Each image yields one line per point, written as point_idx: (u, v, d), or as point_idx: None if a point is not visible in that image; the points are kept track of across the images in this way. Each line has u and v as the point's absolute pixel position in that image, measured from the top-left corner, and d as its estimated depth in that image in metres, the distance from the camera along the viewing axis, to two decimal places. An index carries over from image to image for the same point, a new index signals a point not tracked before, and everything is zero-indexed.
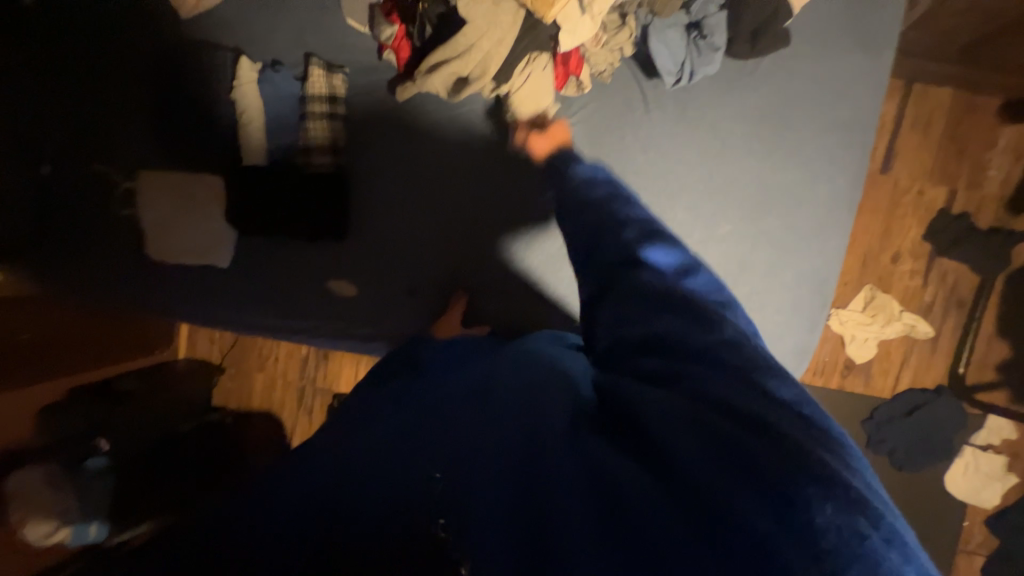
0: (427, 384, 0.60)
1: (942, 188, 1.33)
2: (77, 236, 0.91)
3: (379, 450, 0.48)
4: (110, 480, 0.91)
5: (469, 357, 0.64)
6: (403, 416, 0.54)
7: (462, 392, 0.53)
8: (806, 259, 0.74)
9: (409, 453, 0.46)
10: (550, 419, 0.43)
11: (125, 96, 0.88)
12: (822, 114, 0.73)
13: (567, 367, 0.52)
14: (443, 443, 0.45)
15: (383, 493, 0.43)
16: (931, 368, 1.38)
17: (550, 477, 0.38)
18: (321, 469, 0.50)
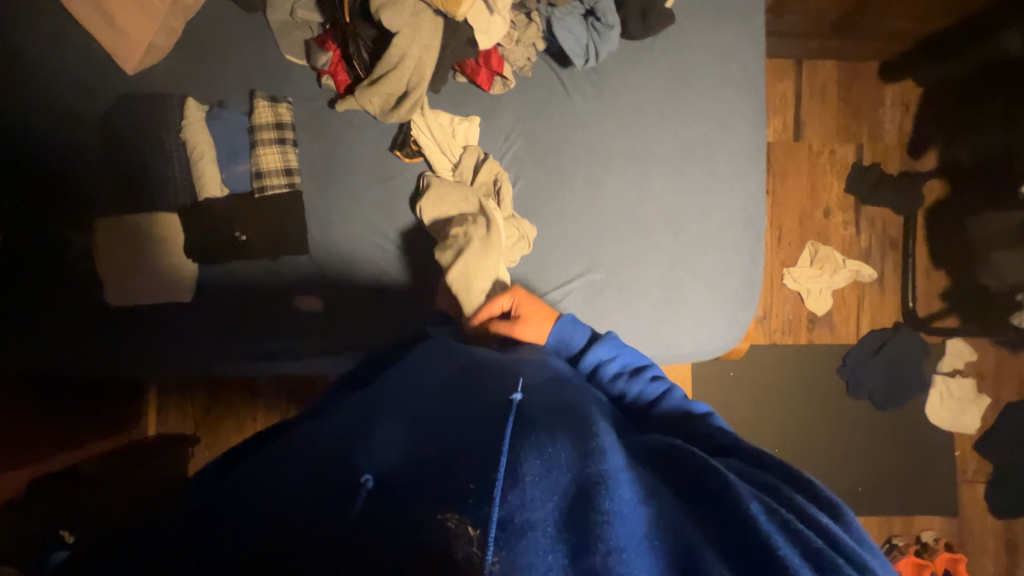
0: (422, 391, 0.57)
1: (849, 145, 1.48)
2: (30, 297, 0.90)
3: (381, 453, 0.44)
4: None
5: (464, 368, 0.62)
6: (397, 423, 0.50)
7: (474, 407, 0.51)
8: (734, 199, 0.83)
9: (421, 463, 0.42)
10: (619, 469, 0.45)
11: (73, 154, 0.90)
12: (716, 74, 0.83)
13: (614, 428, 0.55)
14: (467, 449, 0.43)
15: (398, 502, 0.37)
16: (883, 307, 1.47)
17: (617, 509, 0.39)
18: (298, 463, 0.45)
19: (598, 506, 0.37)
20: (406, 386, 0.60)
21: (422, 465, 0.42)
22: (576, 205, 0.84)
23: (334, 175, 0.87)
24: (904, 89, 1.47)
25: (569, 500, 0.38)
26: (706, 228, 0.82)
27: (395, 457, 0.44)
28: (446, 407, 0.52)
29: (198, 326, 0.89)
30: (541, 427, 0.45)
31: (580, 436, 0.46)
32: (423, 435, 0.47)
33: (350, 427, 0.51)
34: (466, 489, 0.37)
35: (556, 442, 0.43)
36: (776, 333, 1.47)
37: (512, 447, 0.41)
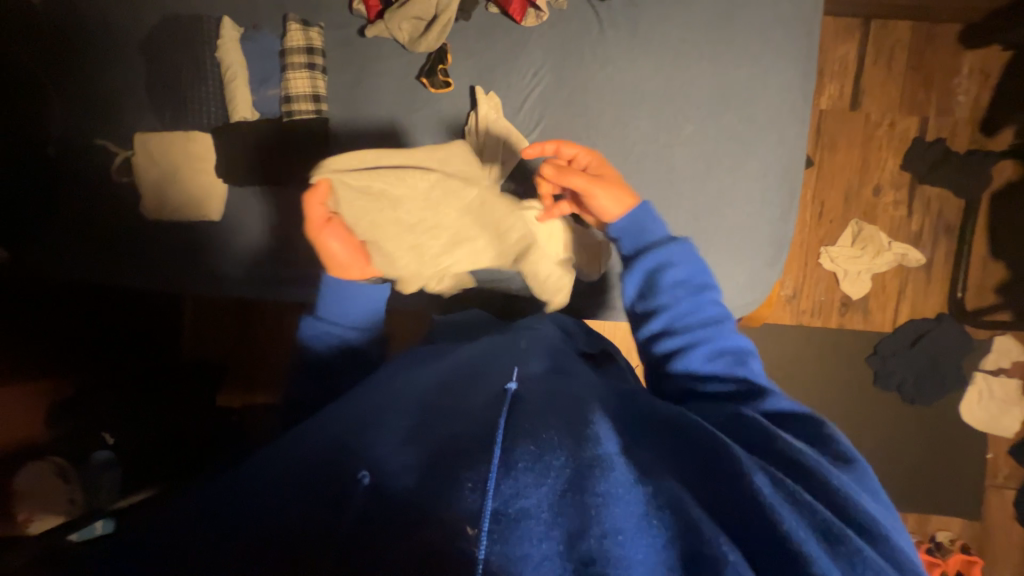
0: (421, 377, 0.59)
1: (913, 118, 1.36)
2: (79, 208, 0.97)
3: (382, 440, 0.45)
4: (117, 469, 0.88)
5: (468, 355, 0.63)
6: (397, 407, 0.51)
7: (471, 394, 0.51)
8: (772, 150, 0.78)
9: (421, 448, 0.44)
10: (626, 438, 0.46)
11: (122, 75, 0.95)
12: (767, 13, 0.77)
13: (621, 394, 0.55)
14: (464, 433, 0.44)
15: (403, 493, 0.39)
16: (928, 297, 1.38)
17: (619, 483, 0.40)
18: (301, 446, 0.47)
19: (594, 489, 0.39)
20: (408, 372, 0.62)
21: (420, 455, 0.43)
22: (601, 147, 0.80)
23: (361, 105, 0.87)
24: (985, 57, 1.33)
25: (565, 484, 0.39)
26: (737, 180, 0.78)
27: (388, 439, 0.45)
28: (445, 392, 0.53)
29: (230, 245, 0.94)
30: (538, 415, 0.46)
31: (574, 416, 0.46)
32: (421, 421, 0.48)
33: (355, 412, 0.52)
34: (466, 486, 0.38)
35: (552, 425, 0.44)
36: (805, 315, 1.40)
37: (507, 441, 0.42)
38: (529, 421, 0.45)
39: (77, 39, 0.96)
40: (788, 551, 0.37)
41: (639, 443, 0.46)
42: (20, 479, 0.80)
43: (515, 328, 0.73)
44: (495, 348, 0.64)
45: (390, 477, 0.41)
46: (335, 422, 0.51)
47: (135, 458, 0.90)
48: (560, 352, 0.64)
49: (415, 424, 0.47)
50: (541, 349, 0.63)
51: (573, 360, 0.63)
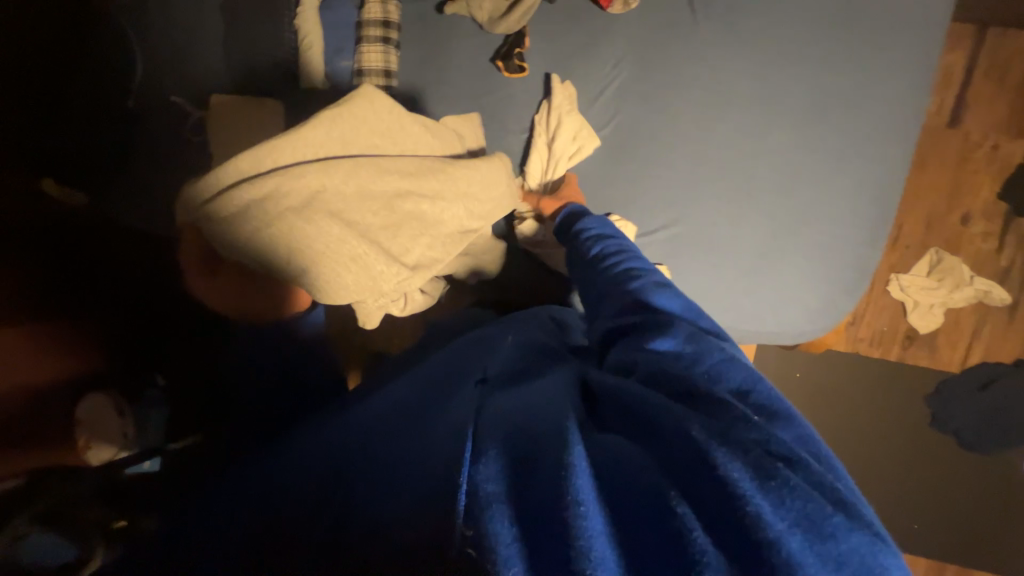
0: (400, 380, 0.57)
1: (1020, 142, 1.22)
2: (148, 163, 0.99)
3: (380, 446, 0.47)
4: (163, 410, 0.90)
5: (453, 347, 0.61)
6: (386, 410, 0.52)
7: (444, 391, 0.52)
8: (868, 168, 0.71)
9: (401, 455, 0.44)
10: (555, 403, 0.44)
11: (202, 34, 0.97)
12: (883, 16, 0.70)
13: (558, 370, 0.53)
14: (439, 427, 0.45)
15: (412, 488, 0.40)
16: (1006, 340, 1.27)
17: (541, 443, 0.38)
18: (316, 457, 0.49)
19: (542, 459, 0.37)
20: (394, 376, 0.60)
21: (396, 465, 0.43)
22: (679, 150, 0.75)
23: (432, 84, 0.85)
24: None
25: (506, 455, 0.38)
26: (824, 198, 0.72)
27: (384, 447, 0.46)
28: (420, 397, 0.52)
29: None
30: (495, 402, 0.45)
31: (529, 397, 0.45)
32: (385, 432, 0.48)
33: (340, 430, 0.51)
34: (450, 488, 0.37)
35: (507, 408, 0.44)
36: (862, 343, 1.32)
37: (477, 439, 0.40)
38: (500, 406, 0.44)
39: None
40: (729, 504, 0.33)
41: (598, 413, 0.44)
42: (82, 409, 0.84)
43: (513, 316, 0.70)
44: (479, 341, 0.61)
45: (364, 453, 0.46)
46: (321, 440, 0.51)
47: (180, 400, 0.92)
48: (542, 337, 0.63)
49: (395, 431, 0.48)
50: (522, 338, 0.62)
51: (544, 342, 0.61)
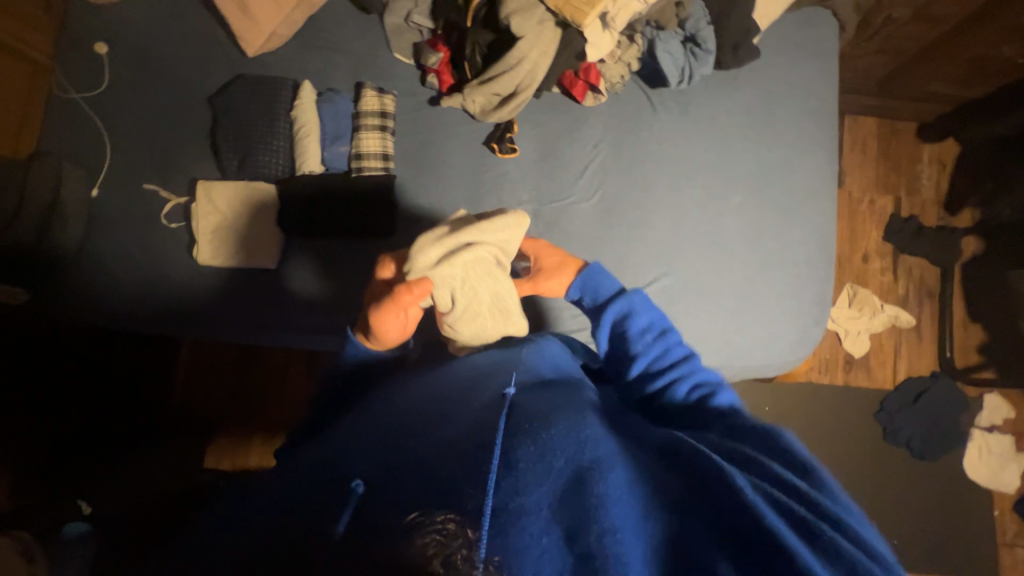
0: (419, 390, 0.57)
1: (888, 197, 1.55)
2: (117, 253, 0.95)
3: (395, 440, 0.45)
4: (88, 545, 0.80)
5: (469, 365, 0.62)
6: (400, 409, 0.51)
7: (468, 396, 0.52)
8: (811, 219, 0.87)
9: (432, 461, 0.41)
10: (605, 437, 0.46)
11: (186, 124, 0.98)
12: (794, 107, 0.90)
13: (586, 396, 0.55)
14: (470, 442, 0.42)
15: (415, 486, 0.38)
16: (921, 356, 1.49)
17: (588, 479, 0.40)
18: (309, 465, 0.46)
19: (589, 491, 0.39)
20: (413, 382, 0.59)
21: (424, 471, 0.40)
22: (659, 213, 0.87)
23: (429, 164, 0.92)
24: (941, 149, 1.56)
25: (556, 481, 0.40)
26: (783, 243, 0.86)
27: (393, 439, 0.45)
28: (450, 405, 0.51)
29: (280, 291, 0.93)
30: (541, 419, 0.46)
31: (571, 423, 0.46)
32: (414, 428, 0.47)
33: (352, 431, 0.50)
34: (471, 498, 0.36)
35: (551, 427, 0.45)
36: (813, 372, 1.48)
37: (508, 440, 0.42)
38: (537, 424, 0.45)
39: (145, 87, 0.98)
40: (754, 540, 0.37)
41: (640, 450, 0.47)
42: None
43: (516, 337, 0.72)
44: (496, 354, 0.63)
45: (362, 450, 0.45)
46: (338, 442, 0.49)
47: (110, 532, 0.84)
48: (558, 351, 0.65)
49: (428, 439, 0.45)
50: (537, 346, 0.65)
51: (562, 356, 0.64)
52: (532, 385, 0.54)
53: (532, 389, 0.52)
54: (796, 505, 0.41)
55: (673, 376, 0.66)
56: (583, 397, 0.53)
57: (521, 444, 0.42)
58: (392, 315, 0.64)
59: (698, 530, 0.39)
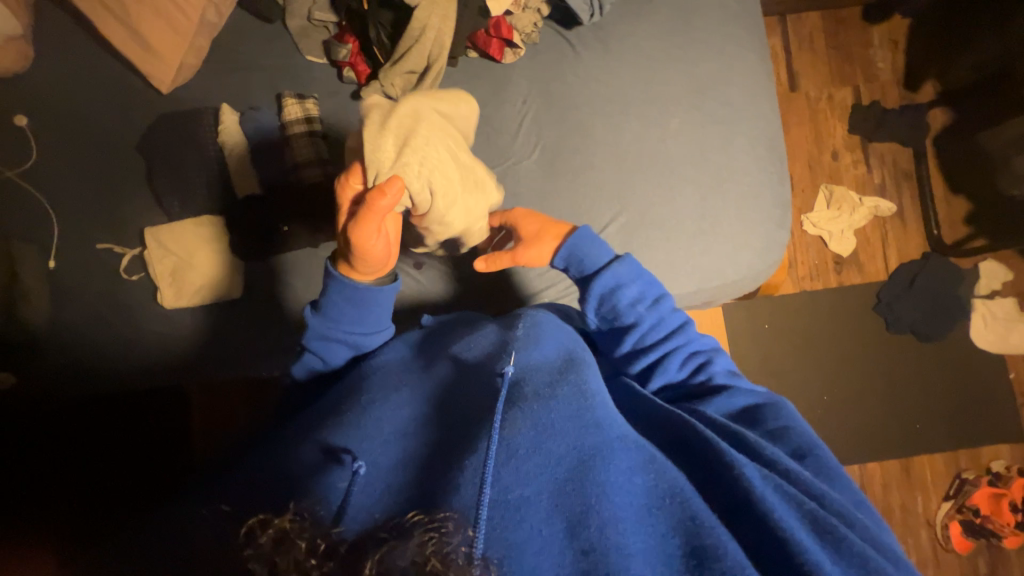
0: (427, 386, 0.64)
1: (846, 88, 1.51)
2: (89, 318, 0.95)
3: (412, 451, 0.53)
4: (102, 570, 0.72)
5: (473, 353, 0.68)
6: (420, 414, 0.58)
7: (481, 393, 0.57)
8: (752, 124, 0.85)
9: (444, 463, 0.49)
10: (613, 432, 0.53)
11: (122, 176, 0.97)
12: (713, 13, 0.87)
13: (587, 382, 0.60)
14: (478, 447, 0.49)
15: (424, 487, 0.46)
16: (910, 240, 1.47)
17: (603, 480, 0.47)
18: (319, 459, 0.52)
19: (595, 481, 0.47)
20: (417, 378, 0.66)
21: (438, 471, 0.48)
22: (600, 153, 0.86)
23: None
24: (890, 27, 1.51)
25: (569, 475, 0.47)
26: (729, 155, 0.84)
27: (414, 451, 0.52)
28: (472, 402, 0.57)
29: (255, 318, 0.94)
30: (557, 421, 0.52)
31: (581, 424, 0.52)
32: (442, 436, 0.53)
33: (368, 429, 0.56)
34: (469, 503, 0.43)
35: (566, 433, 0.51)
36: (806, 280, 1.47)
37: (511, 439, 0.49)
38: (537, 422, 0.51)
39: (72, 149, 0.97)
40: (755, 526, 0.48)
41: (641, 441, 0.54)
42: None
43: (513, 321, 0.77)
44: (496, 343, 0.69)
45: (378, 463, 0.51)
46: (358, 431, 0.56)
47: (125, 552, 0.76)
48: (555, 333, 0.73)
49: (445, 445, 0.52)
50: (537, 330, 0.72)
51: (554, 339, 0.72)
52: (533, 374, 0.60)
53: (536, 379, 0.58)
54: (765, 486, 0.51)
55: (666, 352, 0.73)
56: (579, 381, 0.60)
57: (522, 445, 0.49)
58: (373, 229, 0.65)
59: (692, 508, 0.47)
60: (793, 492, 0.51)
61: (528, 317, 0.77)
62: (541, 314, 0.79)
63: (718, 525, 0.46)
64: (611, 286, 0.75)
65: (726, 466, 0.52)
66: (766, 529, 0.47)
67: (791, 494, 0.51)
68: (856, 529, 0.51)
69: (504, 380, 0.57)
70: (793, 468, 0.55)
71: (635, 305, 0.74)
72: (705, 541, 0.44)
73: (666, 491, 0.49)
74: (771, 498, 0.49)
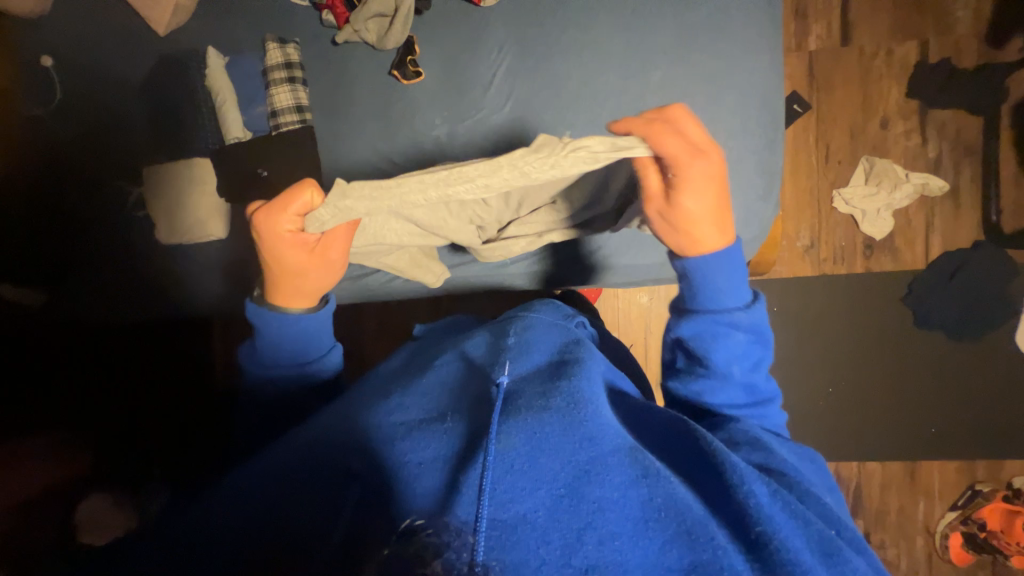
0: (424, 387, 0.58)
1: (912, 43, 1.29)
2: (105, 249, 1.05)
3: (397, 440, 0.48)
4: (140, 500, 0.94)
5: (471, 362, 0.63)
6: (406, 406, 0.53)
7: (471, 398, 0.54)
8: (745, 80, 0.76)
9: (436, 471, 0.44)
10: (611, 438, 0.48)
11: (129, 117, 1.03)
12: None
13: (582, 384, 0.55)
14: (472, 457, 0.45)
15: (408, 500, 0.42)
16: (961, 226, 1.29)
17: (598, 497, 0.43)
18: (289, 462, 0.49)
19: (589, 496, 0.43)
20: (406, 377, 0.64)
21: (430, 480, 0.44)
22: (573, 109, 0.81)
23: (342, 108, 0.92)
24: None
25: (563, 489, 0.43)
26: (715, 114, 0.76)
27: (399, 441, 0.48)
28: (461, 405, 0.53)
29: (242, 258, 1.01)
30: (551, 427, 0.47)
31: (576, 428, 0.48)
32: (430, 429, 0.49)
33: (348, 422, 0.52)
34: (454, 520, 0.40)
35: (559, 441, 0.46)
36: (827, 264, 1.34)
37: (501, 445, 0.45)
38: (532, 432, 0.46)
39: (87, 89, 1.04)
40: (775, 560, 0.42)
41: (641, 451, 0.49)
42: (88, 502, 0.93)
43: (506, 323, 0.75)
44: (490, 347, 0.66)
45: (364, 457, 0.47)
46: (353, 434, 0.50)
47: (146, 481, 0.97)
48: (546, 340, 0.68)
49: (440, 446, 0.47)
50: (529, 334, 0.69)
51: (546, 345, 0.67)
52: (527, 385, 0.55)
53: (530, 390, 0.54)
54: (774, 504, 0.47)
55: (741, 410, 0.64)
56: (573, 387, 0.53)
57: (517, 459, 0.44)
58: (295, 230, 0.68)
59: (694, 530, 0.43)
60: (802, 510, 0.48)
61: (524, 319, 0.75)
62: (543, 320, 0.76)
63: (720, 542, 0.42)
64: (720, 329, 0.65)
65: (732, 481, 0.47)
66: (772, 554, 0.42)
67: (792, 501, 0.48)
68: (864, 554, 0.48)
69: (500, 390, 0.53)
70: (805, 485, 0.52)
71: (736, 357, 0.65)
72: (701, 559, 0.41)
73: (665, 506, 0.44)
74: (777, 515, 0.45)
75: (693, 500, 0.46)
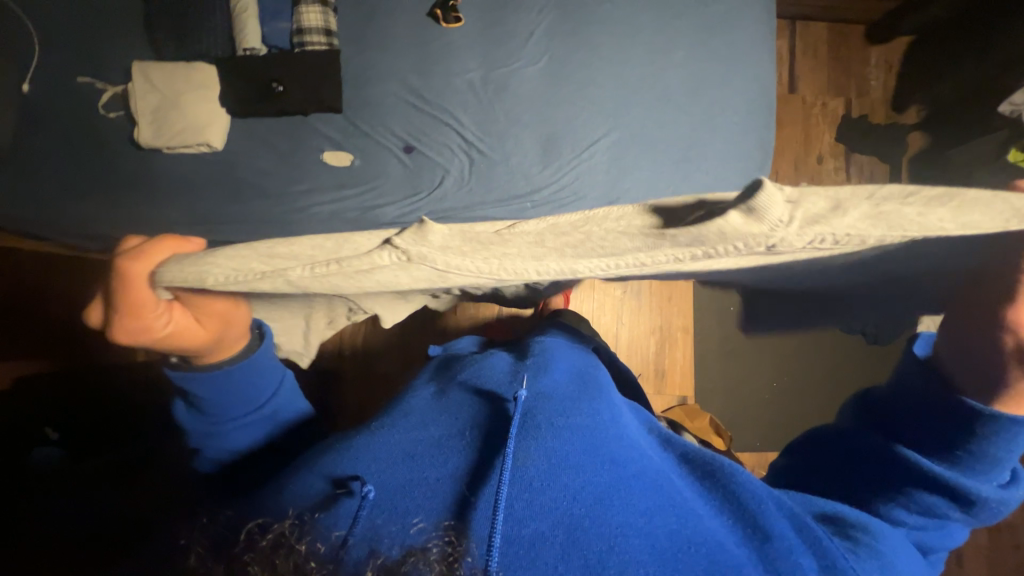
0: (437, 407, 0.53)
1: (840, 99, 1.59)
2: (49, 150, 0.90)
3: (404, 460, 0.44)
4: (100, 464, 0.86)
5: (483, 386, 0.54)
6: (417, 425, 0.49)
7: (487, 410, 0.49)
8: (748, 70, 0.88)
9: (446, 490, 0.41)
10: (639, 464, 0.45)
11: (119, 10, 0.92)
12: None
13: (607, 410, 0.52)
14: (488, 476, 0.41)
15: (417, 515, 0.38)
16: None
17: (622, 521, 0.39)
18: (269, 493, 0.43)
19: (612, 519, 0.39)
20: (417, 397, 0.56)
21: (438, 501, 0.40)
22: (603, 73, 0.88)
23: (372, 41, 0.91)
24: (887, 50, 1.61)
25: (583, 508, 0.39)
26: (724, 94, 0.88)
27: (406, 464, 0.44)
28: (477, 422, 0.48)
29: (226, 177, 0.90)
30: (572, 446, 0.45)
31: (599, 452, 0.45)
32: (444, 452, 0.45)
33: (350, 447, 0.47)
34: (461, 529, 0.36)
35: (581, 461, 0.43)
36: None
37: (515, 461, 0.42)
38: (552, 452, 0.43)
39: None
40: None
41: (668, 480, 0.45)
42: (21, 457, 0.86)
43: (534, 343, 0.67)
44: (512, 360, 0.61)
45: (369, 477, 0.42)
46: (366, 449, 0.46)
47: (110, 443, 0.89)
48: (570, 357, 0.63)
49: (463, 466, 0.43)
50: (552, 351, 0.63)
51: (572, 360, 0.62)
52: (545, 401, 0.50)
53: (553, 408, 0.49)
54: (809, 558, 0.41)
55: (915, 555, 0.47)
56: (594, 409, 0.51)
57: (536, 477, 0.41)
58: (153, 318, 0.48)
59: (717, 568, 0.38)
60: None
61: (567, 347, 0.67)
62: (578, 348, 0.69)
63: None
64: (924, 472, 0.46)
65: (756, 526, 0.42)
66: None
67: (819, 538, 0.42)
68: None
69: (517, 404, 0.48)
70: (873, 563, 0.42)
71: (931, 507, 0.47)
72: None
73: (693, 539, 0.40)
74: (804, 560, 0.40)
75: (720, 529, 0.42)
